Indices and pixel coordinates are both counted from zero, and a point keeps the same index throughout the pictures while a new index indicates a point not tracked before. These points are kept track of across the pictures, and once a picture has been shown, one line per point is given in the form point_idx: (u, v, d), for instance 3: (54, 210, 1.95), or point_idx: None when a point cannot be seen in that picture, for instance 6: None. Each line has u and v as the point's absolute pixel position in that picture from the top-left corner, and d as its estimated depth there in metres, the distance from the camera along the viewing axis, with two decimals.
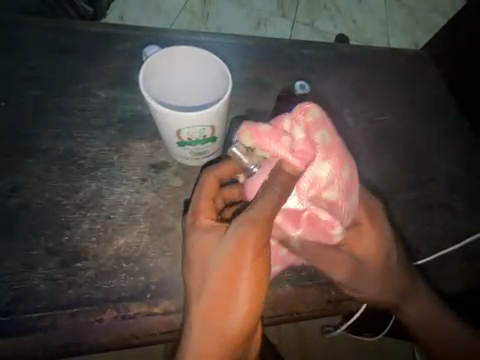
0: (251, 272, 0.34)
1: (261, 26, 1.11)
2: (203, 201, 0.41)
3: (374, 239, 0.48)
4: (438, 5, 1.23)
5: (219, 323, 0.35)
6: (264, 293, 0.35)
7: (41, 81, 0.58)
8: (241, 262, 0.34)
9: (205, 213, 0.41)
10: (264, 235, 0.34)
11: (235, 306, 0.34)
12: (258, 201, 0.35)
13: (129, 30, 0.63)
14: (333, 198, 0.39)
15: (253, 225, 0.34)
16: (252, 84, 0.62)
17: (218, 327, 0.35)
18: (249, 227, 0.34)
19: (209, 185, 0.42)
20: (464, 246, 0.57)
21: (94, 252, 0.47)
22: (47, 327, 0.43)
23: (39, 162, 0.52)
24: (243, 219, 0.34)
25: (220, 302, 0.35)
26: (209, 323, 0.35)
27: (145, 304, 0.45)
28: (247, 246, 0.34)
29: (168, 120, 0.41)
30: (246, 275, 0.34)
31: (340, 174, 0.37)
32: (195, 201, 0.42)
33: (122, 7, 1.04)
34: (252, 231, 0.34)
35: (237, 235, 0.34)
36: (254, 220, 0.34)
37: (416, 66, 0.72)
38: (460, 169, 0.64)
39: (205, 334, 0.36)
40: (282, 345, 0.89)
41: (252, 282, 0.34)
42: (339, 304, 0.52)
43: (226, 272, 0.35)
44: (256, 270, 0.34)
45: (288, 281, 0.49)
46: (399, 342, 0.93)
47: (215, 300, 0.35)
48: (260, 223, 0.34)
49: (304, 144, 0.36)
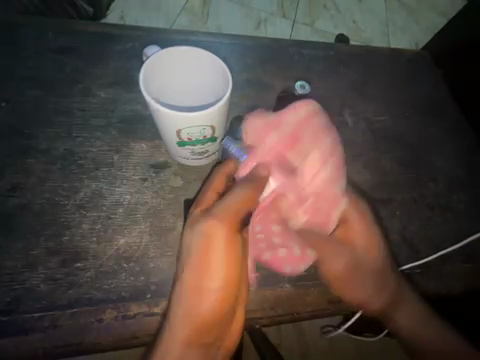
0: (218, 261, 0.38)
1: (261, 26, 1.11)
2: (209, 192, 0.44)
3: (365, 236, 0.53)
4: (437, 5, 1.24)
5: (190, 313, 0.40)
6: (233, 279, 0.39)
7: (41, 81, 0.58)
8: (208, 251, 0.38)
9: (207, 203, 0.42)
10: (228, 231, 0.37)
11: (204, 296, 0.39)
12: (229, 201, 0.38)
13: (129, 30, 0.63)
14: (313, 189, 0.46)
15: (217, 219, 0.37)
16: (252, 85, 0.62)
17: (189, 317, 0.40)
18: (213, 220, 0.37)
19: (216, 180, 0.44)
20: (464, 246, 0.57)
21: (94, 252, 0.47)
22: (47, 327, 0.43)
23: (39, 162, 0.52)
24: (207, 221, 0.37)
25: (191, 291, 0.39)
26: (182, 313, 0.40)
27: (145, 304, 0.45)
28: (213, 247, 0.37)
29: (168, 120, 0.41)
30: (214, 263, 0.38)
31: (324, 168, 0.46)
32: (203, 193, 0.44)
33: (122, 7, 1.04)
34: (218, 233, 0.37)
35: (202, 227, 0.37)
36: (224, 215, 0.37)
37: (416, 66, 0.72)
38: (460, 169, 0.64)
39: (178, 323, 0.41)
40: (281, 345, 0.89)
41: (222, 269, 0.38)
42: (338, 303, 0.52)
43: (196, 268, 0.39)
44: (224, 258, 0.38)
45: (288, 282, 0.49)
46: (398, 342, 0.93)
47: (186, 292, 0.40)
48: (226, 224, 0.37)
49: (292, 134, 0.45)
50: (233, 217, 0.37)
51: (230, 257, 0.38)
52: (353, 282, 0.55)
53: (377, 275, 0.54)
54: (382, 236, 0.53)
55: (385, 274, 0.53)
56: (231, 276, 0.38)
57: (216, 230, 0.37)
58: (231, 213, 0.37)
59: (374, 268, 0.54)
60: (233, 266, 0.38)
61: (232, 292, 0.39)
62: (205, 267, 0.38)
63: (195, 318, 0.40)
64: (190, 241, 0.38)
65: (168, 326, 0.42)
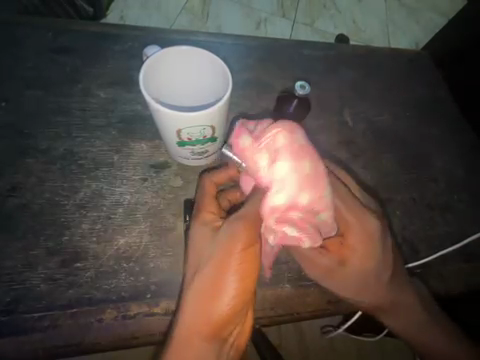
0: (240, 262, 0.37)
1: (261, 26, 1.11)
2: (206, 198, 0.45)
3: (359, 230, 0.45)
4: (437, 5, 1.24)
5: (205, 312, 0.38)
6: (253, 283, 0.38)
7: (41, 81, 0.58)
8: (231, 251, 0.37)
9: (209, 207, 0.44)
10: (253, 234, 0.38)
11: (222, 298, 0.37)
12: (250, 199, 0.39)
13: (129, 30, 0.64)
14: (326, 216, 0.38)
15: (244, 221, 0.38)
16: (252, 85, 0.62)
17: (204, 317, 0.38)
18: (241, 222, 0.38)
19: (207, 186, 0.46)
20: (464, 246, 0.57)
21: (94, 252, 0.47)
22: (47, 327, 0.43)
23: (39, 162, 0.52)
24: (234, 221, 0.38)
25: (208, 293, 0.38)
26: (196, 313, 0.38)
27: (145, 304, 0.45)
28: (235, 244, 0.37)
29: (168, 120, 0.41)
30: (236, 264, 0.37)
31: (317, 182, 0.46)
32: (201, 197, 0.45)
33: (122, 7, 1.04)
34: (243, 231, 0.37)
35: (231, 229, 0.38)
36: (251, 219, 0.38)
37: (416, 66, 0.72)
38: (460, 169, 0.64)
39: (190, 324, 0.38)
40: (281, 345, 0.90)
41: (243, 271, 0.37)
42: (339, 304, 0.52)
43: (215, 266, 0.38)
44: (246, 259, 0.37)
45: (288, 281, 0.49)
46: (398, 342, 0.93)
47: (203, 289, 0.38)
48: (250, 223, 0.38)
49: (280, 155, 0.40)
50: (257, 216, 0.38)
51: (251, 256, 0.38)
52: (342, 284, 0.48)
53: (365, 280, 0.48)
54: (381, 244, 0.46)
55: (377, 281, 0.49)
56: (251, 279, 0.38)
57: (241, 228, 0.38)
58: (256, 214, 0.38)
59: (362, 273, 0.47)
60: (254, 266, 0.38)
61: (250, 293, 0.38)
62: (226, 265, 0.37)
63: (209, 319, 0.38)
64: (201, 241, 0.41)
65: (180, 327, 0.39)
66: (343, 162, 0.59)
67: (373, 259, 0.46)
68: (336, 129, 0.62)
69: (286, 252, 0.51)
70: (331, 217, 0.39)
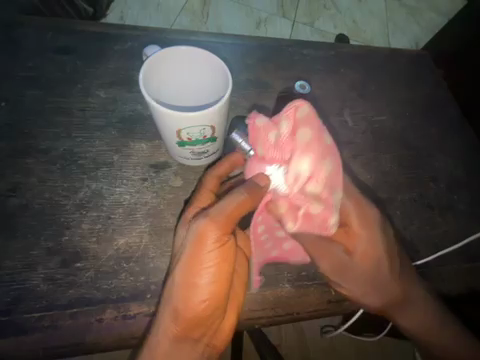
0: (212, 261, 0.40)
1: (261, 26, 1.11)
2: (205, 190, 0.46)
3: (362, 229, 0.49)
4: (438, 5, 1.23)
5: (180, 311, 0.40)
6: (225, 280, 0.41)
7: (41, 81, 0.58)
8: (201, 250, 0.40)
9: (201, 201, 0.46)
10: (221, 234, 0.40)
11: (197, 295, 0.40)
12: (222, 203, 0.40)
13: (129, 30, 0.63)
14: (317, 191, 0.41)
15: (211, 221, 0.39)
16: (252, 85, 0.62)
17: (179, 315, 0.41)
18: (207, 222, 0.39)
19: (208, 180, 0.46)
20: (464, 246, 0.57)
21: (94, 252, 0.47)
22: (47, 327, 0.43)
23: (39, 162, 0.52)
24: (202, 221, 0.39)
25: (182, 292, 0.40)
26: (171, 312, 0.41)
27: (146, 304, 0.45)
28: (206, 246, 0.39)
29: (168, 120, 0.41)
30: (208, 262, 0.40)
31: (323, 164, 0.40)
32: (199, 193, 0.46)
33: (122, 7, 1.04)
34: (210, 231, 0.39)
35: (197, 229, 0.39)
36: (218, 217, 0.39)
37: (416, 66, 0.72)
38: (460, 169, 0.64)
39: (168, 321, 0.41)
40: (282, 345, 0.90)
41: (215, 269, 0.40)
42: (339, 304, 0.51)
43: (188, 266, 0.40)
44: (218, 258, 0.40)
45: (288, 281, 0.49)
46: (398, 342, 0.93)
47: (177, 292, 0.40)
48: (222, 227, 0.39)
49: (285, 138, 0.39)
50: (226, 219, 0.40)
51: (222, 256, 0.40)
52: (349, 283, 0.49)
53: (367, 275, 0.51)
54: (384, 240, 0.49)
55: (377, 276, 0.51)
56: (223, 276, 0.41)
57: (207, 228, 0.39)
58: (224, 213, 0.40)
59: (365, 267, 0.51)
60: (226, 265, 0.41)
61: (222, 292, 0.41)
62: (198, 266, 0.40)
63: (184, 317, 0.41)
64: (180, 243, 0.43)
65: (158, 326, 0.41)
66: (343, 162, 0.59)
67: (373, 253, 0.50)
68: (336, 129, 0.62)
69: None
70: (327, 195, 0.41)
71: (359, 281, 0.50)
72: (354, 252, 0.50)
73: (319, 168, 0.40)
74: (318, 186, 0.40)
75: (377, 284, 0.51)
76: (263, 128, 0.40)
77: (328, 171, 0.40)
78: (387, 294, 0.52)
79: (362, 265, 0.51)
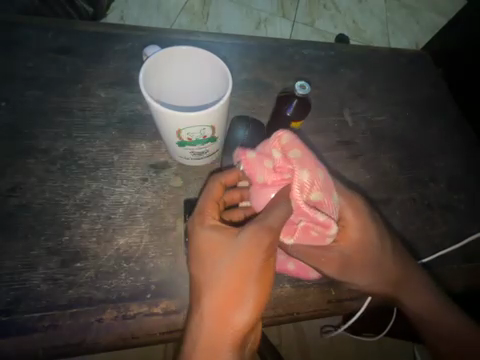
0: (261, 270, 0.36)
1: (261, 26, 1.11)
2: (208, 201, 0.41)
3: (357, 229, 0.46)
4: (438, 5, 1.24)
5: (226, 322, 0.34)
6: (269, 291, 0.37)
7: (41, 81, 0.58)
8: (253, 257, 0.35)
9: (210, 212, 0.40)
10: (273, 243, 0.36)
11: (244, 306, 0.34)
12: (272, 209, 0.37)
13: (129, 30, 0.64)
14: (319, 198, 0.38)
15: (267, 230, 0.36)
16: (252, 85, 0.62)
17: (224, 329, 0.34)
18: (264, 231, 0.36)
19: (214, 187, 0.43)
20: (464, 246, 0.57)
21: (94, 252, 0.47)
22: (47, 327, 0.43)
23: (39, 162, 0.52)
24: (256, 228, 0.36)
25: (229, 304, 0.34)
26: (211, 331, 0.34)
27: (146, 304, 0.45)
28: (258, 253, 0.35)
29: (168, 120, 0.41)
30: (257, 272, 0.35)
31: (317, 179, 0.38)
32: (201, 201, 0.42)
33: (122, 7, 1.04)
34: (264, 238, 0.35)
35: (252, 236, 0.35)
36: (273, 227, 0.36)
37: (416, 66, 0.72)
38: (460, 168, 0.64)
39: (209, 337, 0.34)
40: (281, 345, 0.90)
41: (262, 279, 0.36)
42: (340, 305, 0.51)
43: (237, 272, 0.35)
44: (266, 267, 0.36)
45: (288, 281, 0.50)
46: (399, 342, 0.93)
47: (224, 297, 0.34)
48: (274, 236, 0.36)
49: (282, 162, 0.38)
50: (279, 230, 0.37)
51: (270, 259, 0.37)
52: (357, 277, 0.49)
53: (374, 271, 0.49)
54: (375, 225, 0.47)
55: (378, 263, 0.49)
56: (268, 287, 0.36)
57: (263, 235, 0.36)
58: (277, 223, 0.36)
59: (373, 261, 0.48)
60: (269, 276, 0.37)
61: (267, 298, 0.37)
62: (247, 271, 0.35)
63: (229, 331, 0.34)
64: (209, 249, 0.37)
65: (197, 346, 0.34)
66: (342, 162, 0.59)
67: (370, 250, 0.48)
68: (336, 129, 0.62)
69: None
70: (329, 202, 0.40)
71: (372, 273, 0.49)
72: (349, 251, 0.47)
73: (316, 179, 0.38)
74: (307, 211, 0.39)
75: (382, 272, 0.49)
76: (256, 160, 0.40)
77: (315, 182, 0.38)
78: (391, 280, 0.50)
79: (360, 262, 0.48)
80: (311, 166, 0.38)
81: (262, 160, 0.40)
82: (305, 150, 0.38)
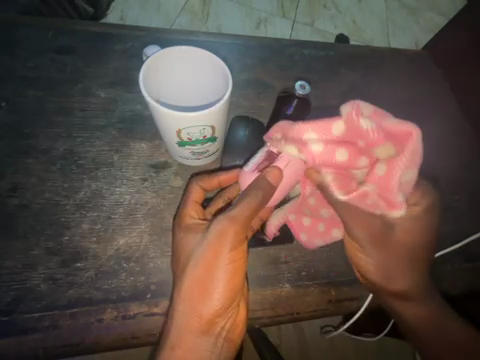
0: (229, 261, 0.39)
1: (261, 26, 1.11)
2: (189, 204, 0.45)
3: (402, 225, 0.46)
4: (437, 5, 1.23)
5: (196, 309, 0.40)
6: (239, 280, 0.40)
7: (41, 81, 0.58)
8: (220, 250, 0.39)
9: (192, 213, 0.45)
10: (240, 235, 0.39)
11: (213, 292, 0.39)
12: (240, 201, 0.39)
13: (129, 30, 0.64)
14: (408, 177, 0.37)
15: (232, 222, 0.39)
16: (252, 85, 0.62)
17: (195, 312, 0.40)
18: (228, 223, 0.39)
19: (193, 192, 0.46)
20: (463, 246, 0.57)
21: (94, 252, 0.47)
22: (47, 327, 0.43)
23: (39, 162, 0.52)
24: (222, 221, 0.39)
25: (199, 290, 0.40)
26: (186, 312, 0.40)
27: (145, 304, 0.45)
28: (224, 245, 0.39)
29: (168, 120, 0.41)
30: (223, 263, 0.39)
31: (412, 160, 0.35)
32: (182, 205, 0.46)
33: (122, 7, 1.04)
34: (229, 229, 0.39)
35: (218, 229, 0.39)
36: (238, 217, 0.39)
37: (417, 66, 0.72)
38: (460, 169, 0.64)
39: (184, 319, 0.40)
40: (282, 345, 0.90)
41: (230, 270, 0.39)
42: (340, 305, 0.51)
43: (204, 263, 0.39)
44: (234, 258, 0.39)
45: (287, 281, 0.50)
46: (399, 343, 0.93)
47: (193, 286, 0.39)
48: (239, 226, 0.39)
49: (374, 138, 0.36)
50: (246, 220, 0.39)
51: (240, 253, 0.40)
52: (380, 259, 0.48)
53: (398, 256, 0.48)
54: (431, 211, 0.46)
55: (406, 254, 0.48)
56: (238, 276, 0.40)
57: (228, 227, 0.39)
58: (242, 213, 0.39)
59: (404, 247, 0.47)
60: (240, 266, 0.40)
61: (237, 289, 0.41)
62: (214, 266, 0.39)
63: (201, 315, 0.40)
64: (188, 245, 0.42)
65: (174, 326, 0.40)
66: None
67: (415, 230, 0.46)
68: None
69: (286, 252, 0.51)
70: (397, 191, 0.37)
71: (393, 261, 0.48)
72: (396, 229, 0.46)
73: (410, 160, 0.35)
74: (376, 182, 0.38)
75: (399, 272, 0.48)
76: (325, 154, 0.39)
77: (405, 159, 0.35)
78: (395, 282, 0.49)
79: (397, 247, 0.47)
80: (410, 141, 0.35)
81: (333, 152, 0.38)
82: (401, 130, 0.35)
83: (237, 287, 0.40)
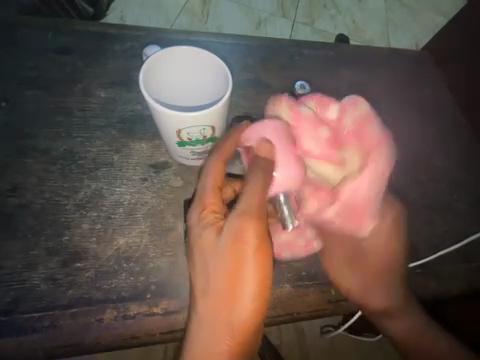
0: (255, 260, 0.39)
1: (261, 26, 1.11)
2: (211, 189, 0.43)
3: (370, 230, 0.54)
4: (437, 5, 1.23)
5: (226, 313, 0.40)
6: (267, 279, 0.40)
7: (41, 81, 0.58)
8: (242, 250, 0.39)
9: (212, 202, 0.43)
10: (262, 230, 0.39)
11: (243, 294, 0.39)
12: (247, 193, 0.40)
13: (129, 30, 0.63)
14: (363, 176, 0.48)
15: (248, 218, 0.39)
16: (253, 85, 0.62)
17: (227, 317, 0.40)
18: (246, 220, 0.39)
19: (214, 174, 0.43)
20: (463, 246, 0.57)
21: (94, 252, 0.47)
22: (47, 327, 0.43)
23: (39, 162, 0.52)
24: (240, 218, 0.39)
25: (227, 294, 0.40)
26: (217, 317, 0.41)
27: (145, 304, 0.45)
28: (246, 242, 0.39)
29: (169, 121, 0.41)
30: (249, 262, 0.39)
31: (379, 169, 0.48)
32: (201, 186, 0.43)
33: (122, 7, 1.04)
34: (251, 226, 0.39)
35: (238, 227, 0.39)
36: (254, 210, 0.39)
37: (417, 65, 0.72)
38: (459, 169, 0.64)
39: (214, 324, 0.41)
40: (282, 345, 0.90)
41: (257, 269, 0.39)
42: (339, 304, 0.52)
43: (230, 267, 0.39)
44: (259, 256, 0.39)
45: (288, 281, 0.50)
46: None
47: (221, 291, 0.40)
48: (258, 219, 0.39)
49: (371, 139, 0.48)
50: (260, 211, 0.40)
51: (264, 250, 0.39)
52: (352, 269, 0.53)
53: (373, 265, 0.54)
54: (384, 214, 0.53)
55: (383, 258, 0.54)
56: (265, 275, 0.39)
57: (248, 224, 0.39)
58: (254, 206, 0.39)
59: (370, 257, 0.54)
60: (265, 264, 0.39)
61: (266, 292, 0.40)
62: (237, 284, 0.40)
63: (233, 318, 0.40)
64: (209, 247, 0.41)
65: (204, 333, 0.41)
66: None
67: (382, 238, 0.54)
68: None
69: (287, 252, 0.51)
70: (369, 201, 0.50)
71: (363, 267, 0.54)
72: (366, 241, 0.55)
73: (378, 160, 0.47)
74: (354, 186, 0.48)
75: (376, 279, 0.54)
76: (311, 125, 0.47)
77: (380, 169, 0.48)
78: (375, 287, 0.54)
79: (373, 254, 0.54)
80: (378, 147, 0.48)
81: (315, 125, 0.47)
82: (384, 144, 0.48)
83: (265, 288, 0.40)
